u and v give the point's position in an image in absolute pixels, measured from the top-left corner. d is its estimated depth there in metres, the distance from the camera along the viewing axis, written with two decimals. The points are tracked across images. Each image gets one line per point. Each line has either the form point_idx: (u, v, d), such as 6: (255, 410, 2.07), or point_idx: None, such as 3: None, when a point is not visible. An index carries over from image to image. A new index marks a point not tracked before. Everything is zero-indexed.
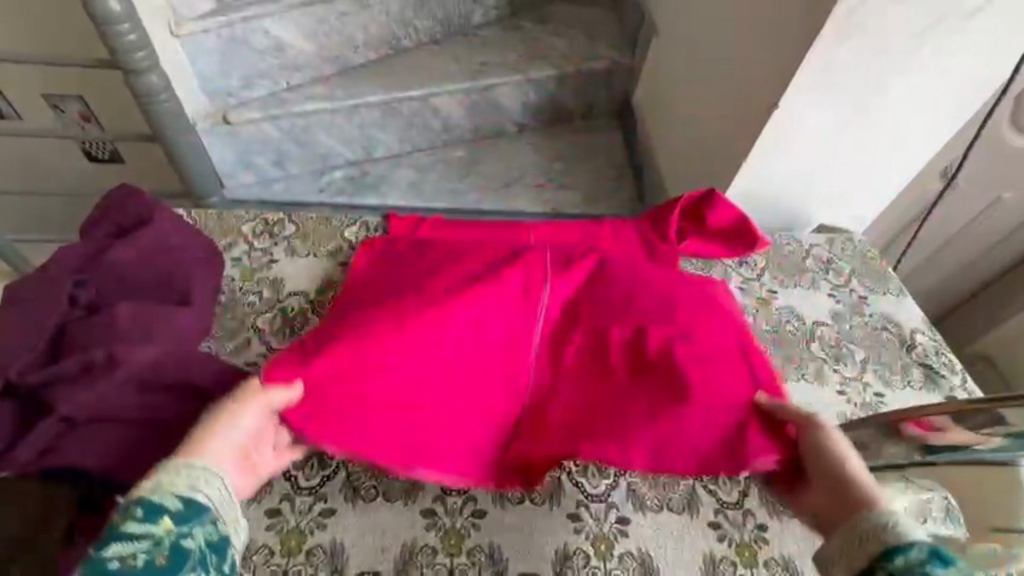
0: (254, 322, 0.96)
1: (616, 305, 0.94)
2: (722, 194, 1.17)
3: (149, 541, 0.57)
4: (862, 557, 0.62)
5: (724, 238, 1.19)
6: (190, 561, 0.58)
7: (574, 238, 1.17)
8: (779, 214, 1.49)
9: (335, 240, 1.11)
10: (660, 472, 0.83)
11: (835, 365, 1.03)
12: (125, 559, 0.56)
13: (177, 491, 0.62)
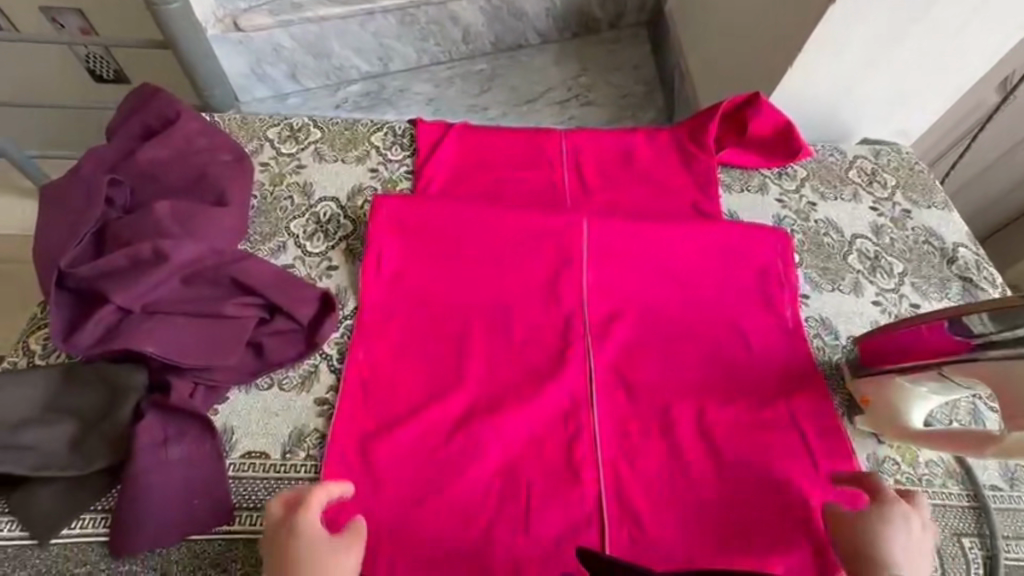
0: (286, 226, 0.96)
1: (667, 302, 0.92)
2: (765, 99, 1.11)
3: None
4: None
5: (763, 147, 1.14)
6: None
7: (607, 147, 1.12)
8: (822, 122, 1.40)
9: (361, 146, 1.08)
10: (781, 548, 0.73)
11: (871, 277, 1.02)
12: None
13: None
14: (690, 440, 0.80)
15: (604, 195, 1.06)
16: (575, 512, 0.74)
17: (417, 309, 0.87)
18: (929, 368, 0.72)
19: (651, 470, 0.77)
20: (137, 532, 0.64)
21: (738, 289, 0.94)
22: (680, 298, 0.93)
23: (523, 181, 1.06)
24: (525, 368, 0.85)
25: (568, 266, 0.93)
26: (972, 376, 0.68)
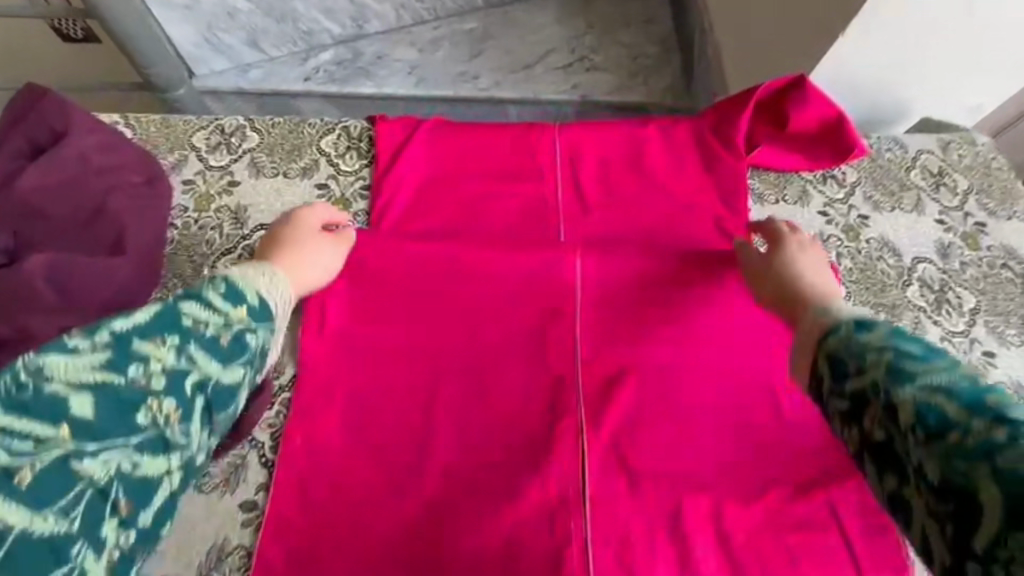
0: (214, 265, 0.78)
1: (679, 362, 0.75)
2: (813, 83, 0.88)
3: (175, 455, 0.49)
4: (815, 330, 0.53)
5: (804, 144, 0.92)
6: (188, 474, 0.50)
7: (611, 148, 0.91)
8: (871, 100, 1.16)
9: (308, 153, 0.88)
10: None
11: (935, 316, 0.82)
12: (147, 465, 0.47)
13: (235, 330, 0.55)
14: (705, 549, 0.64)
15: (605, 211, 0.86)
16: None
17: (369, 383, 0.71)
18: None
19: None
20: None
21: (773, 343, 0.76)
22: (700, 357, 0.75)
23: (506, 196, 0.86)
24: (504, 453, 0.69)
25: (557, 321, 0.76)
26: None
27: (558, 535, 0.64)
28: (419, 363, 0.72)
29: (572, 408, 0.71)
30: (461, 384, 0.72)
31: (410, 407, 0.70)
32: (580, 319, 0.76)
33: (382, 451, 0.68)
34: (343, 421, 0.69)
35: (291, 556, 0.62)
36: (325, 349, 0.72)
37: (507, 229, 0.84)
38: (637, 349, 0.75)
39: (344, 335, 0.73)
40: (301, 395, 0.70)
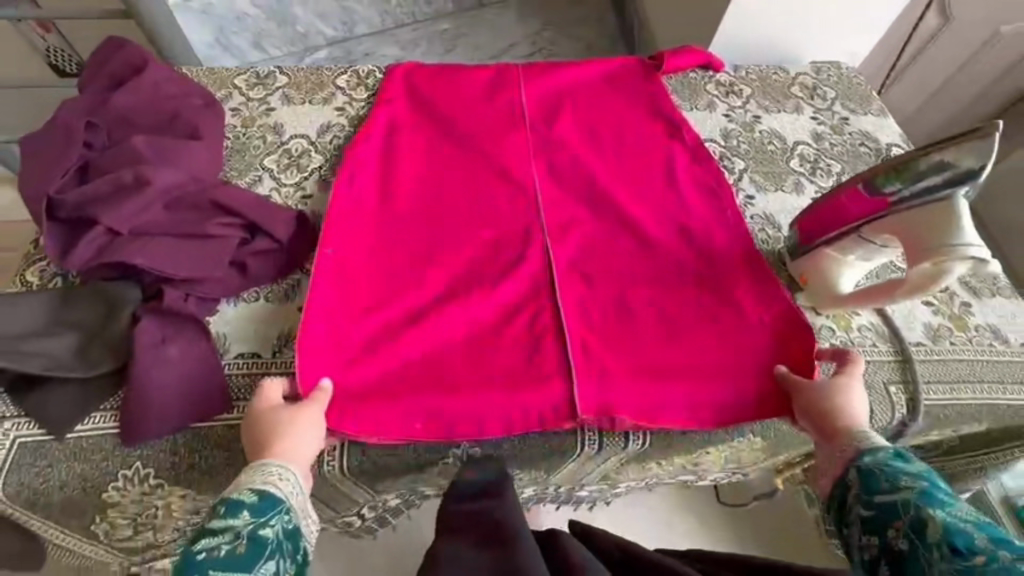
0: (261, 161, 1.01)
1: (619, 199, 1.01)
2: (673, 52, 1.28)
3: (230, 532, 0.60)
4: (842, 453, 0.71)
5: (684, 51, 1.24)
6: (266, 549, 0.60)
7: (560, 81, 1.19)
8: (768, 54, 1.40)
9: (327, 88, 1.13)
10: (720, 399, 0.82)
11: (811, 178, 1.09)
12: (212, 548, 0.58)
13: (253, 485, 0.64)
14: (641, 323, 0.87)
15: (562, 116, 1.12)
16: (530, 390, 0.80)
17: (391, 211, 0.95)
18: (850, 231, 0.80)
19: (606, 344, 0.84)
20: (146, 421, 0.70)
21: (681, 186, 1.04)
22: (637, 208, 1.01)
23: (487, 107, 1.12)
24: (491, 272, 0.90)
25: (525, 184, 1.02)
26: (884, 232, 0.77)
27: (535, 318, 0.86)
28: (427, 202, 0.97)
29: (539, 240, 0.95)
30: (460, 215, 0.96)
31: (421, 227, 0.94)
32: (544, 188, 1.02)
33: (401, 253, 0.90)
34: (371, 233, 0.92)
35: (334, 323, 0.81)
36: (355, 187, 0.96)
37: (487, 129, 1.08)
38: (586, 196, 1.02)
39: (368, 200, 0.96)
40: (336, 212, 0.91)
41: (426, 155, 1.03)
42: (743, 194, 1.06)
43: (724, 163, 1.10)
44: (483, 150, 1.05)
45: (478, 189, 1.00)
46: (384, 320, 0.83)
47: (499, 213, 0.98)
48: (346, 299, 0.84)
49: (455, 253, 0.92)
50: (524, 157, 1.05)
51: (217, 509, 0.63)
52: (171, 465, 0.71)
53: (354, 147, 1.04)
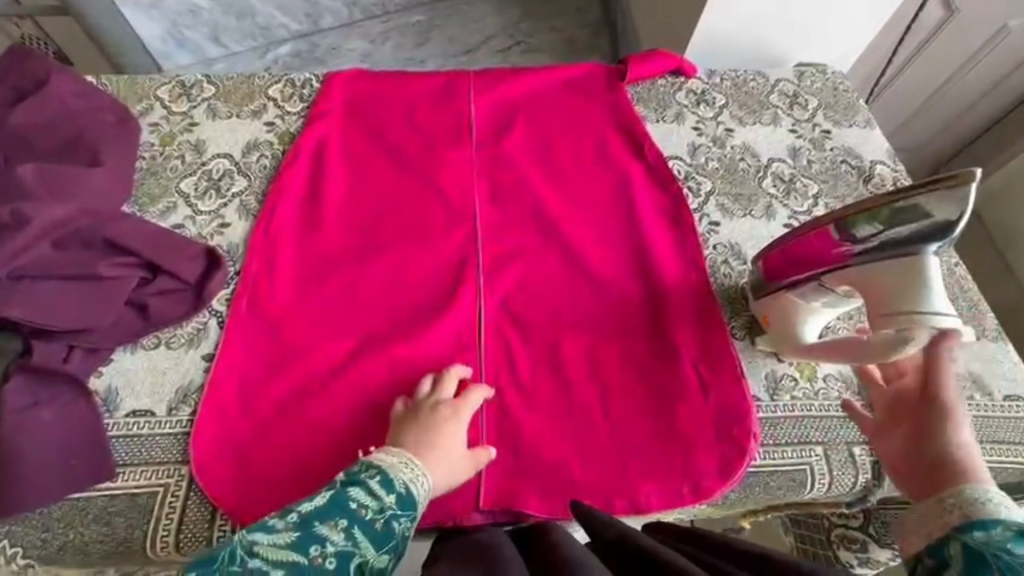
0: (177, 185, 0.92)
1: (567, 227, 0.92)
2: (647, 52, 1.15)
3: (377, 503, 0.63)
4: (945, 516, 0.54)
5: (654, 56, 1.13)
6: (388, 545, 0.61)
7: (515, 90, 1.08)
8: (751, 55, 1.28)
9: (258, 99, 1.04)
10: (655, 462, 0.75)
11: (785, 200, 1.00)
12: (362, 505, 0.62)
13: (404, 479, 0.65)
14: (578, 382, 0.79)
15: (514, 130, 1.03)
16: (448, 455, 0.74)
17: (314, 240, 0.87)
18: (813, 278, 0.72)
19: (536, 405, 0.78)
20: (10, 495, 0.63)
21: (639, 211, 0.95)
22: (586, 239, 0.91)
23: (432, 119, 1.03)
24: (417, 311, 0.83)
25: (465, 209, 0.93)
26: (847, 283, 0.69)
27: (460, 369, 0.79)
28: (356, 230, 0.89)
29: (474, 276, 0.87)
30: (390, 245, 0.88)
31: (345, 259, 0.86)
32: (486, 213, 0.93)
33: (320, 289, 0.83)
34: (289, 267, 0.84)
35: (238, 378, 0.75)
36: (277, 217, 0.89)
37: (429, 146, 0.99)
38: (531, 223, 0.93)
39: (290, 229, 0.88)
40: (253, 249, 0.85)
41: (358, 174, 0.95)
42: (708, 220, 0.96)
43: (689, 183, 1.00)
44: (422, 168, 0.96)
45: (413, 216, 0.91)
46: (293, 369, 0.76)
47: (433, 242, 0.89)
48: (254, 345, 0.77)
49: (381, 290, 0.84)
50: (468, 178, 0.96)
51: (369, 469, 0.65)
52: (39, 543, 0.64)
53: (280, 167, 0.95)
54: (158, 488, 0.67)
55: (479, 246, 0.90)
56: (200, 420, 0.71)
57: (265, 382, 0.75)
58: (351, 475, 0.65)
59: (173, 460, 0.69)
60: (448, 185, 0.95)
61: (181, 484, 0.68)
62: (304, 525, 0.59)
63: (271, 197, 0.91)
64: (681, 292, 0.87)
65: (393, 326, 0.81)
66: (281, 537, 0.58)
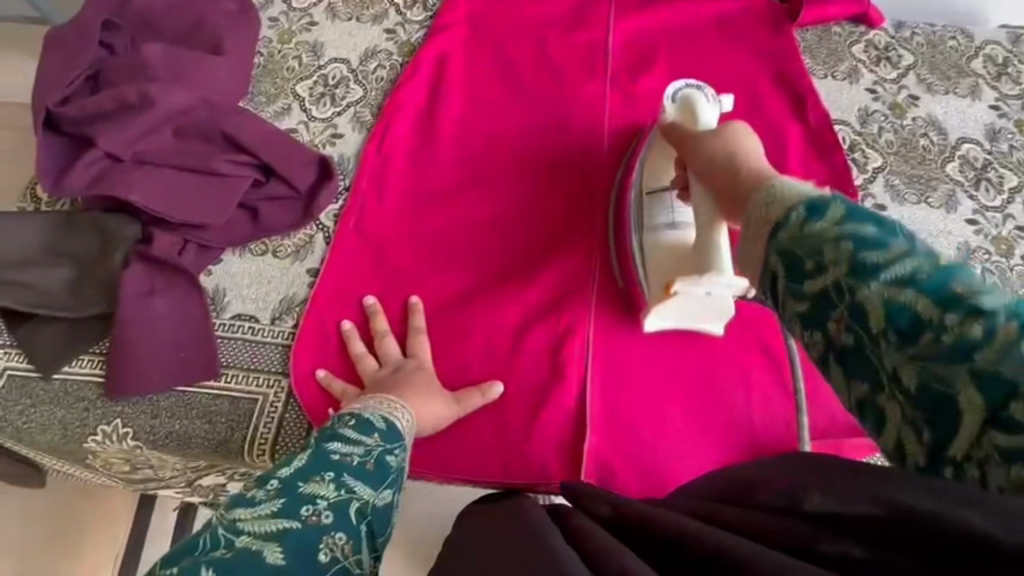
0: (292, 87, 0.87)
1: None
2: None
3: (362, 448, 0.55)
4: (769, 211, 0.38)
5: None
6: (389, 479, 0.54)
7: (662, 21, 0.94)
8: (949, 9, 1.05)
9: (380, 3, 0.96)
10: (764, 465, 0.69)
11: (972, 191, 0.83)
12: (345, 455, 0.53)
13: (383, 414, 0.59)
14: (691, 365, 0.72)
15: (655, 68, 0.90)
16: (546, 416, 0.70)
17: (427, 164, 0.81)
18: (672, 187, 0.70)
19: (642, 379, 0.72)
20: (125, 377, 0.64)
21: (790, 181, 0.82)
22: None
23: (564, 44, 0.91)
24: (526, 255, 0.77)
25: (590, 151, 0.83)
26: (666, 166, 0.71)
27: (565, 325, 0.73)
28: (471, 158, 0.82)
29: (592, 228, 0.79)
30: (505, 180, 0.81)
31: (457, 189, 0.80)
32: (614, 159, 0.83)
33: (428, 217, 0.77)
34: (399, 189, 0.79)
35: (340, 298, 0.72)
36: (391, 133, 0.83)
37: (557, 74, 0.89)
38: None
39: (402, 148, 0.82)
40: (365, 164, 0.80)
41: (478, 96, 0.87)
42: (872, 202, 0.82)
43: (855, 155, 0.85)
44: (548, 99, 0.87)
45: (534, 151, 0.83)
46: (397, 298, 0.73)
47: (551, 182, 0.81)
48: (359, 266, 0.74)
49: (492, 228, 0.78)
50: (598, 117, 0.86)
51: (344, 417, 0.57)
52: (148, 428, 0.65)
53: (397, 81, 0.88)
54: (257, 395, 0.67)
55: (603, 197, 0.81)
56: (302, 334, 0.70)
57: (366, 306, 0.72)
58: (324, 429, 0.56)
59: (275, 370, 0.68)
60: (575, 121, 0.85)
61: (280, 396, 0.67)
62: (289, 490, 0.49)
63: (385, 111, 0.85)
64: None
65: (500, 269, 0.76)
66: (264, 509, 0.47)
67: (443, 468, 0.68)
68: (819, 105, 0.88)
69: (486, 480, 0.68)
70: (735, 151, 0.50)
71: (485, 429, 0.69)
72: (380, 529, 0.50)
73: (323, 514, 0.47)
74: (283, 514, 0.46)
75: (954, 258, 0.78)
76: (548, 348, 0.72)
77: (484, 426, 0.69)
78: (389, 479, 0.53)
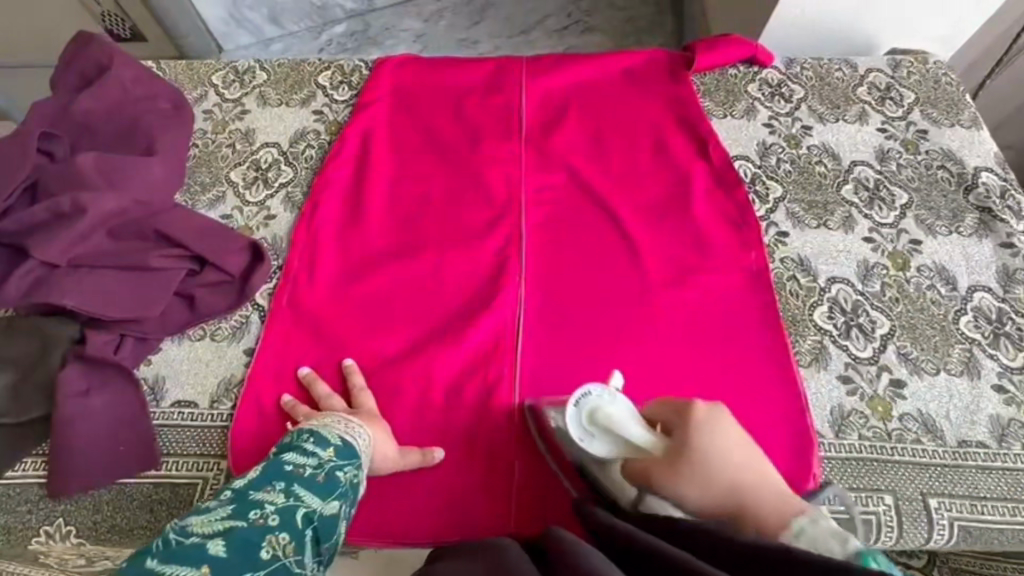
0: (227, 174, 0.93)
1: (618, 233, 0.86)
2: (724, 37, 1.03)
3: (315, 459, 0.58)
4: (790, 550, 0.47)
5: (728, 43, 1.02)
6: (338, 489, 0.56)
7: (571, 79, 1.01)
8: (838, 40, 1.14)
9: (307, 87, 1.02)
10: None
11: (867, 210, 0.89)
12: (298, 465, 0.56)
13: (339, 433, 0.62)
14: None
15: (568, 124, 0.96)
16: (480, 469, 0.72)
17: (357, 234, 0.86)
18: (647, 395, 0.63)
19: None
20: (66, 476, 0.67)
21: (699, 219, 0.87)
22: (637, 246, 0.85)
23: (481, 109, 0.98)
24: (454, 313, 0.81)
25: (510, 207, 0.89)
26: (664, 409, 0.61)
27: (492, 377, 0.77)
28: (398, 225, 0.87)
29: (514, 281, 0.83)
30: (431, 243, 0.85)
31: (386, 255, 0.84)
32: (532, 213, 0.88)
33: (358, 286, 0.82)
34: (331, 261, 0.84)
35: (275, 374, 0.75)
36: (321, 209, 0.88)
37: (475, 137, 0.95)
38: (580, 226, 0.87)
39: (333, 222, 0.87)
40: (296, 242, 0.85)
41: (403, 166, 0.92)
42: (776, 230, 0.87)
43: (757, 188, 0.91)
44: (468, 162, 0.92)
45: (457, 213, 0.88)
46: (331, 368, 0.76)
47: (473, 241, 0.86)
48: (294, 340, 0.78)
49: (420, 290, 0.82)
50: (515, 174, 0.91)
51: (301, 435, 0.60)
52: (91, 524, 0.66)
53: (325, 159, 0.93)
54: (198, 479, 0.69)
55: (523, 249, 0.85)
56: (238, 415, 0.72)
57: (300, 378, 0.75)
58: (282, 444, 0.59)
59: (214, 453, 0.71)
60: (493, 180, 0.91)
61: (220, 479, 0.69)
62: (240, 497, 0.52)
63: (314, 189, 0.90)
64: (739, 313, 0.80)
65: (429, 328, 0.79)
66: (215, 515, 0.50)
67: (382, 534, 0.70)
68: (720, 144, 0.94)
69: (424, 542, 0.69)
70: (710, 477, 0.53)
71: (421, 490, 0.71)
72: (325, 536, 0.53)
73: (271, 512, 0.50)
74: (234, 513, 0.50)
75: (855, 276, 0.83)
76: (479, 402, 0.76)
77: (419, 487, 0.71)
78: (338, 489, 0.56)
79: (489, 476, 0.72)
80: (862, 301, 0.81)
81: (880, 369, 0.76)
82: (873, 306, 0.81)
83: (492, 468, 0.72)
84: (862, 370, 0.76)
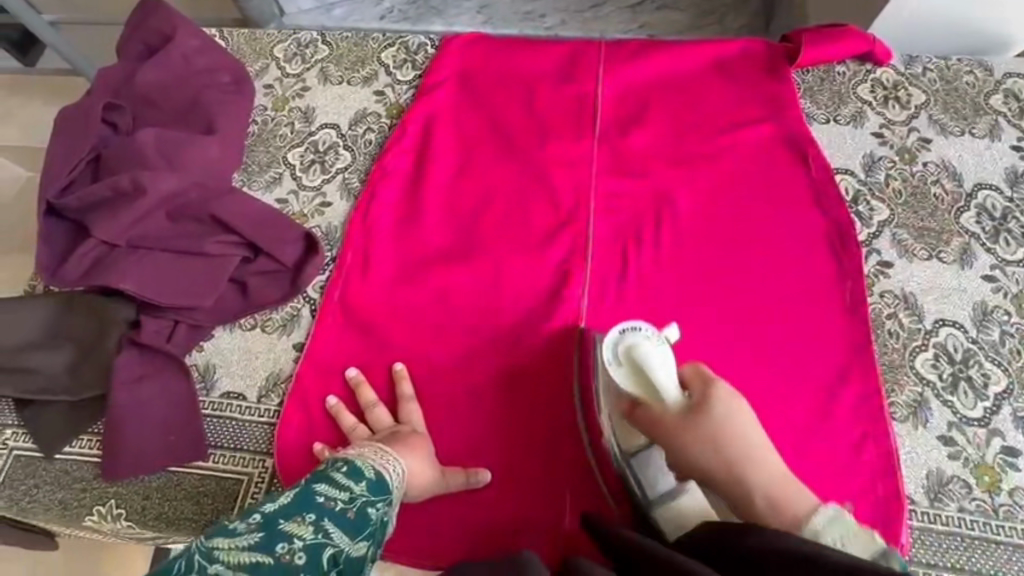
0: (284, 156, 0.89)
1: (696, 248, 0.79)
2: (837, 27, 0.90)
3: (347, 493, 0.55)
4: None
5: (841, 35, 0.89)
6: (367, 530, 0.54)
7: (654, 69, 0.91)
8: (968, 36, 0.98)
9: (370, 64, 0.97)
10: None
11: (989, 244, 0.77)
12: (330, 498, 0.53)
13: (372, 463, 0.59)
14: None
15: (646, 121, 0.88)
16: (527, 495, 0.68)
17: (413, 230, 0.81)
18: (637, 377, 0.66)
19: None
20: (118, 460, 0.67)
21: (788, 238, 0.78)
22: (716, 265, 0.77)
23: (552, 98, 0.90)
24: (511, 324, 0.76)
25: (577, 211, 0.82)
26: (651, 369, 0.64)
27: (546, 397, 0.72)
28: (456, 223, 0.82)
29: (577, 295, 0.77)
30: (490, 245, 0.80)
31: (443, 255, 0.80)
32: (601, 219, 0.81)
33: (412, 286, 0.78)
34: (386, 258, 0.80)
35: (324, 374, 0.73)
36: (378, 200, 0.84)
37: (544, 131, 0.88)
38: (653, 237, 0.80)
39: (390, 214, 0.83)
40: (351, 234, 0.81)
41: (465, 158, 0.86)
42: (877, 258, 0.77)
43: (859, 208, 0.81)
44: (535, 158, 0.86)
45: (519, 214, 0.82)
46: (380, 371, 0.73)
47: (536, 246, 0.80)
48: (344, 339, 0.75)
49: (475, 296, 0.77)
50: (585, 175, 0.84)
51: (335, 463, 0.58)
52: (139, 509, 0.67)
53: (385, 145, 0.89)
54: (243, 475, 0.68)
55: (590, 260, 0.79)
56: (285, 413, 0.71)
57: (348, 380, 0.72)
58: (315, 470, 0.57)
59: (260, 450, 0.69)
60: (561, 181, 0.84)
61: (264, 478, 0.68)
62: (269, 525, 0.49)
63: (372, 178, 0.86)
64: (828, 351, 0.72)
65: (483, 338, 0.75)
66: (243, 541, 0.48)
67: (422, 550, 0.67)
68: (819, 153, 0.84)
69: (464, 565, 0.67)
70: (722, 435, 0.57)
71: (465, 510, 0.68)
72: None
73: (297, 550, 0.48)
74: (263, 545, 0.47)
75: (969, 321, 0.73)
76: (530, 424, 0.71)
77: (463, 506, 0.68)
78: (366, 530, 0.53)
79: (536, 502, 0.68)
80: (974, 351, 0.71)
81: (990, 432, 0.68)
82: (987, 357, 0.71)
83: (539, 495, 0.68)
84: (969, 432, 0.68)
